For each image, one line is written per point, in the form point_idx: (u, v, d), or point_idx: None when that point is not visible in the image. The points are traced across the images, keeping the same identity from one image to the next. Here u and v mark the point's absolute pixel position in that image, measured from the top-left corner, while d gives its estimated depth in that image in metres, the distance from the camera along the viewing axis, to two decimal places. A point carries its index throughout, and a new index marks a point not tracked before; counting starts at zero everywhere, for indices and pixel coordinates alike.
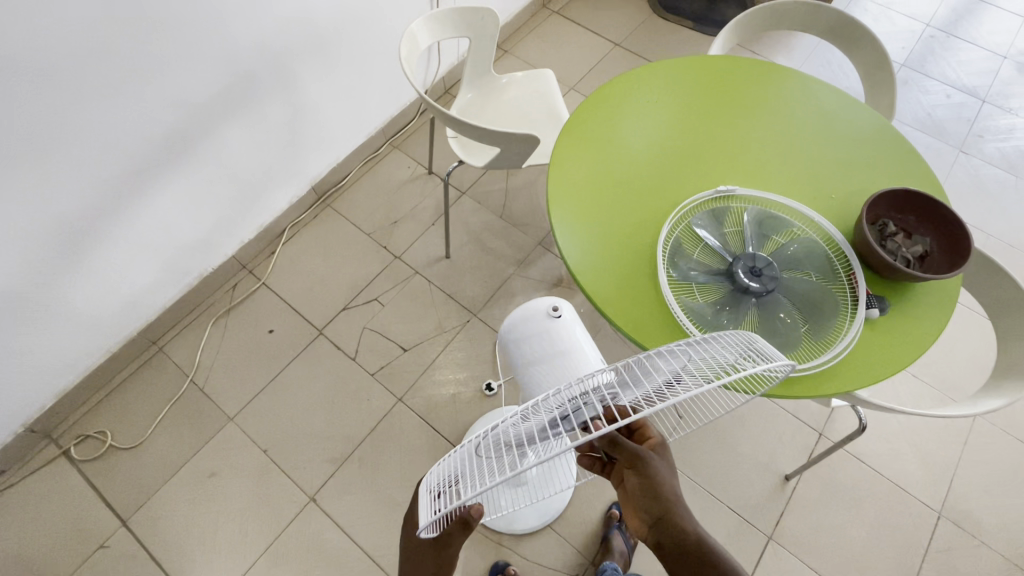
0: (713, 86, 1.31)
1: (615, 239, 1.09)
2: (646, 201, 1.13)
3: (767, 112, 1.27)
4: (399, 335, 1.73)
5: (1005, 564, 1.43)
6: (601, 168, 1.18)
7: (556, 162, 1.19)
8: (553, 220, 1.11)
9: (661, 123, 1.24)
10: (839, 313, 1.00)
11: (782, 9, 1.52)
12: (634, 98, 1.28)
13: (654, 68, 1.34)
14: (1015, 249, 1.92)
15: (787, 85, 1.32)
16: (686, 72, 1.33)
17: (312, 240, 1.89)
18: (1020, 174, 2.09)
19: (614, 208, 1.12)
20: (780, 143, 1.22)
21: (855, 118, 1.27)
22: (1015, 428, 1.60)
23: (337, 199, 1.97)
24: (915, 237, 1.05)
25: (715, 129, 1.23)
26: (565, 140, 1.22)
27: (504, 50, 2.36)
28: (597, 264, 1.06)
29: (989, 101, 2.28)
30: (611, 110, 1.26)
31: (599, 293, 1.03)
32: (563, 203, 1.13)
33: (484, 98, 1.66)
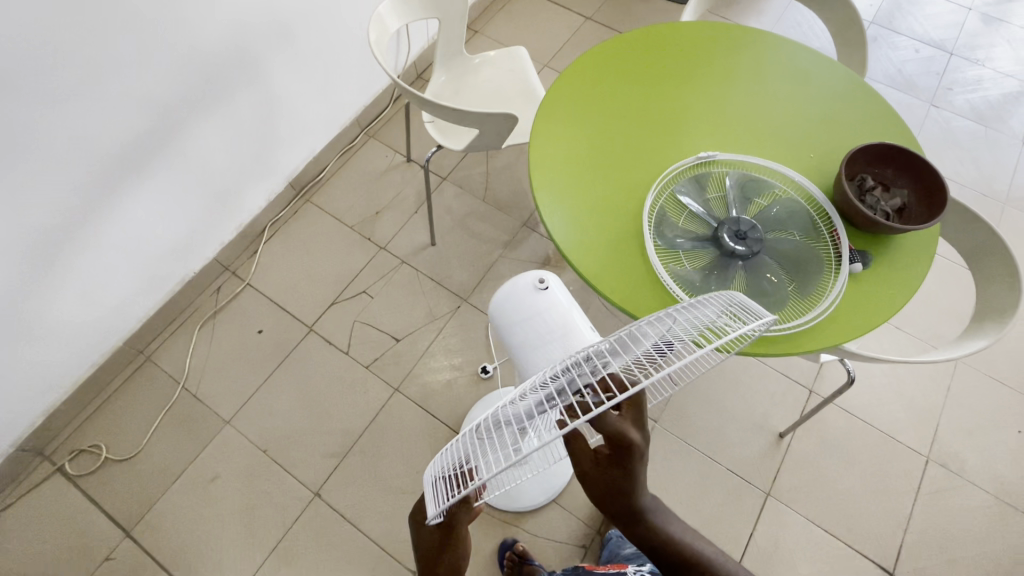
0: (686, 52, 1.30)
1: (598, 209, 1.09)
2: (627, 170, 1.14)
3: (739, 75, 1.27)
4: (390, 326, 1.72)
5: (990, 501, 1.49)
6: (580, 140, 1.17)
7: (534, 137, 1.18)
8: (537, 195, 1.11)
9: (639, 94, 1.24)
10: (824, 270, 1.02)
11: None
12: (607, 69, 1.27)
13: (627, 37, 1.33)
14: (988, 198, 1.96)
15: (761, 46, 1.32)
16: (659, 40, 1.32)
17: (294, 236, 1.86)
18: (989, 123, 2.13)
19: (596, 178, 1.13)
20: (759, 105, 1.23)
21: (829, 74, 1.28)
22: (994, 369, 1.66)
23: (316, 194, 1.94)
24: (892, 190, 1.07)
25: (690, 95, 1.24)
26: (543, 114, 1.21)
27: (475, 31, 2.32)
28: (584, 236, 1.07)
29: (957, 53, 2.30)
30: (585, 82, 1.25)
31: (586, 262, 1.04)
32: (544, 178, 1.13)
33: (457, 80, 1.63)
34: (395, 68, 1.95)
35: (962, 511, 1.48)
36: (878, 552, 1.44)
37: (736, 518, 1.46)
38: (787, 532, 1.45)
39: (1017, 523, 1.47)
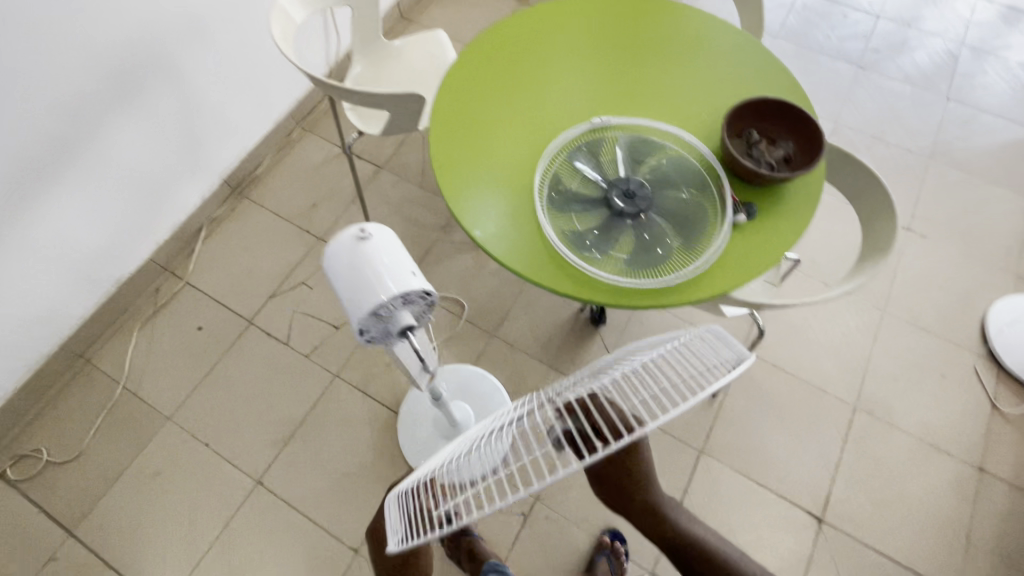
0: (587, 21, 1.33)
1: (493, 175, 1.12)
2: (522, 135, 1.16)
3: (636, 41, 1.30)
4: (329, 314, 1.74)
5: (916, 444, 1.54)
6: (477, 110, 1.20)
7: (434, 108, 1.20)
8: (434, 164, 1.14)
9: (576, 80, 1.23)
10: (708, 223, 1.06)
11: None
12: (542, 55, 1.27)
13: (572, 25, 1.32)
14: (915, 154, 2.00)
15: (698, 29, 1.32)
16: (561, 11, 1.35)
17: (232, 234, 1.88)
18: (916, 83, 2.18)
19: (492, 144, 1.15)
20: (690, 88, 1.23)
21: (758, 55, 1.28)
22: (918, 318, 1.71)
23: (253, 190, 1.95)
24: (777, 143, 1.11)
25: (627, 80, 1.24)
26: (444, 88, 1.23)
27: (409, 20, 2.32)
28: (478, 199, 1.09)
29: (884, 16, 2.35)
30: (485, 55, 1.28)
31: (479, 224, 1.07)
32: (442, 147, 1.16)
33: (377, 68, 1.64)
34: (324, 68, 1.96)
35: (889, 455, 1.53)
36: (807, 499, 1.48)
37: (670, 476, 1.51)
38: (719, 487, 1.49)
39: (940, 462, 1.52)
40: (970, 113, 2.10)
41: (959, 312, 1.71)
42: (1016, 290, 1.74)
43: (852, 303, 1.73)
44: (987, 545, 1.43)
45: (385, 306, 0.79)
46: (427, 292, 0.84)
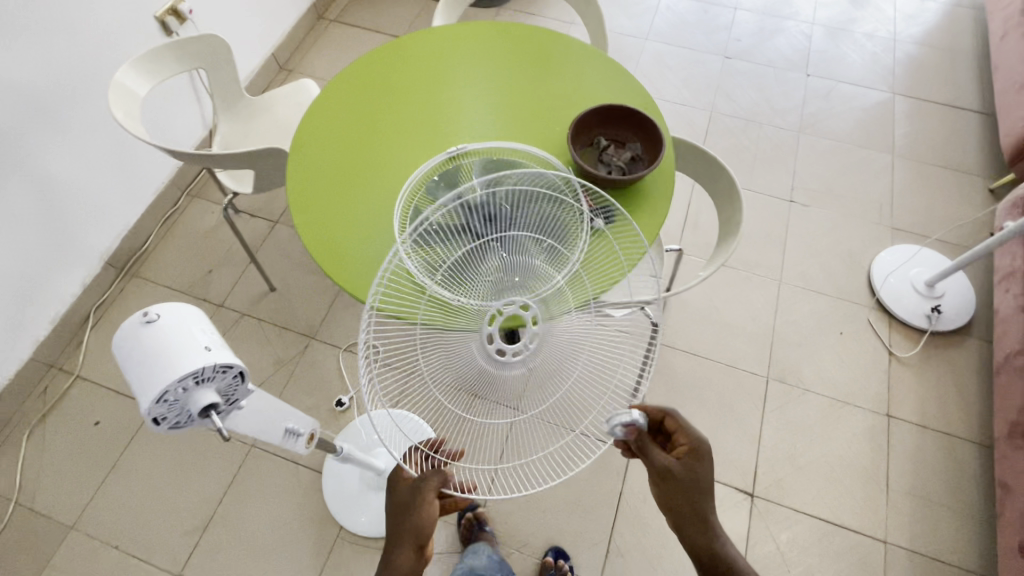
0: (450, 53, 1.36)
1: (348, 215, 1.15)
2: (375, 173, 1.19)
3: (498, 70, 1.33)
4: None
5: (828, 403, 1.61)
6: (335, 148, 1.23)
7: (293, 148, 1.24)
8: (291, 203, 1.17)
9: (453, 127, 1.25)
10: (569, 238, 1.05)
11: None
12: (414, 106, 1.28)
13: (449, 70, 1.34)
14: (788, 130, 2.13)
15: (567, 60, 1.35)
16: (421, 53, 1.37)
17: (124, 316, 1.78)
18: (779, 64, 2.33)
19: (346, 183, 1.18)
20: (561, 118, 1.26)
21: (620, 78, 1.33)
22: (811, 283, 1.80)
23: (143, 266, 1.86)
24: (626, 145, 1.16)
25: (502, 119, 1.26)
26: (305, 126, 1.27)
27: (289, 71, 2.30)
28: (331, 239, 1.12)
29: (742, 7, 2.51)
30: (347, 93, 1.31)
31: (335, 266, 1.10)
32: (297, 187, 1.19)
33: (244, 126, 1.62)
34: (180, 138, 1.87)
35: (805, 419, 1.59)
36: (736, 476, 1.51)
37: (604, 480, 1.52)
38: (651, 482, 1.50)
39: (852, 416, 1.59)
40: (830, 85, 2.25)
41: (847, 270, 1.82)
42: (893, 241, 1.87)
43: (751, 278, 1.80)
44: (905, 487, 1.50)
45: (168, 395, 0.57)
46: (238, 368, 0.61)
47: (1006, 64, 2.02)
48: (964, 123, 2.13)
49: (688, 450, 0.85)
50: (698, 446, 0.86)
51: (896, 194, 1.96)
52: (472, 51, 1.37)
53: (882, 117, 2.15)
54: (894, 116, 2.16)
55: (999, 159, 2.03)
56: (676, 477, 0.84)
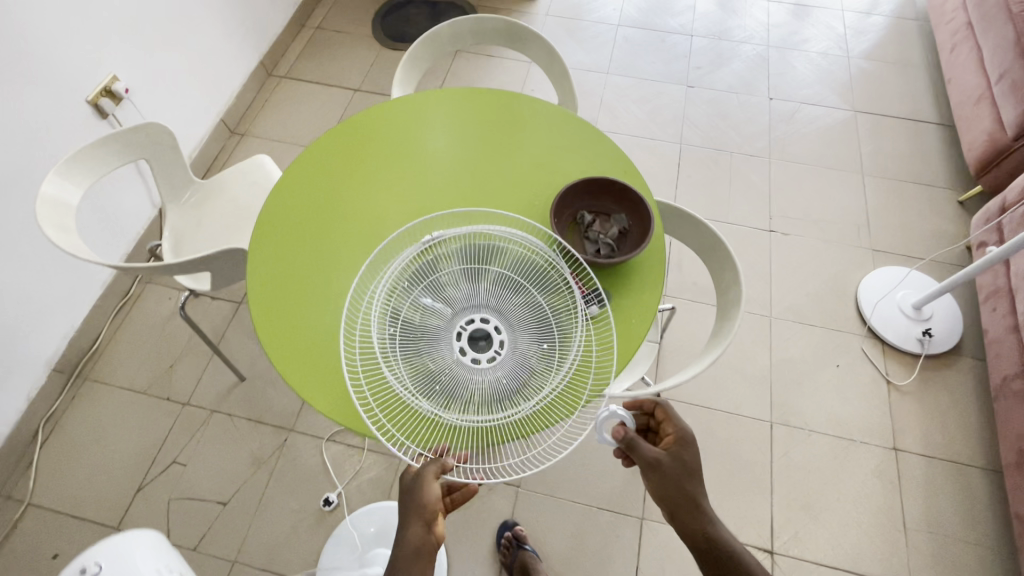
0: (417, 126, 1.28)
1: (320, 320, 1.04)
2: (346, 269, 1.10)
3: (470, 142, 1.26)
4: (213, 491, 1.52)
5: (834, 443, 1.57)
6: (300, 241, 1.13)
7: (254, 241, 1.12)
8: (255, 309, 1.05)
9: (417, 205, 1.17)
10: (563, 335, 0.97)
11: (483, 24, 1.42)
12: (374, 184, 1.20)
13: (408, 140, 1.26)
14: (759, 156, 2.12)
15: (533, 121, 1.29)
16: (378, 124, 1.28)
17: (78, 426, 1.61)
18: (742, 88, 2.32)
19: (317, 283, 1.08)
20: (532, 186, 1.19)
21: (591, 137, 1.26)
22: (803, 316, 1.77)
23: (95, 367, 1.69)
24: (611, 218, 1.09)
25: (469, 192, 1.19)
26: (265, 214, 1.16)
27: (241, 134, 2.17)
28: (303, 350, 1.02)
29: (698, 33, 2.51)
30: (311, 177, 1.21)
31: (299, 374, 1.00)
32: (261, 288, 1.07)
33: (195, 210, 1.48)
34: (113, 237, 1.69)
35: (814, 462, 1.55)
36: (753, 534, 1.46)
37: (618, 555, 1.44)
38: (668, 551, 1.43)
39: (861, 454, 1.55)
40: (793, 107, 2.26)
41: (835, 298, 1.80)
42: (876, 264, 1.86)
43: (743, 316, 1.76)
44: (923, 524, 1.47)
45: None
46: None
47: (959, 77, 2.06)
48: (926, 136, 2.16)
49: (674, 440, 0.95)
50: (684, 435, 0.95)
51: (872, 214, 1.97)
52: (431, 116, 1.29)
53: (847, 136, 2.17)
54: (858, 134, 2.17)
55: (963, 170, 2.06)
56: (667, 466, 0.92)
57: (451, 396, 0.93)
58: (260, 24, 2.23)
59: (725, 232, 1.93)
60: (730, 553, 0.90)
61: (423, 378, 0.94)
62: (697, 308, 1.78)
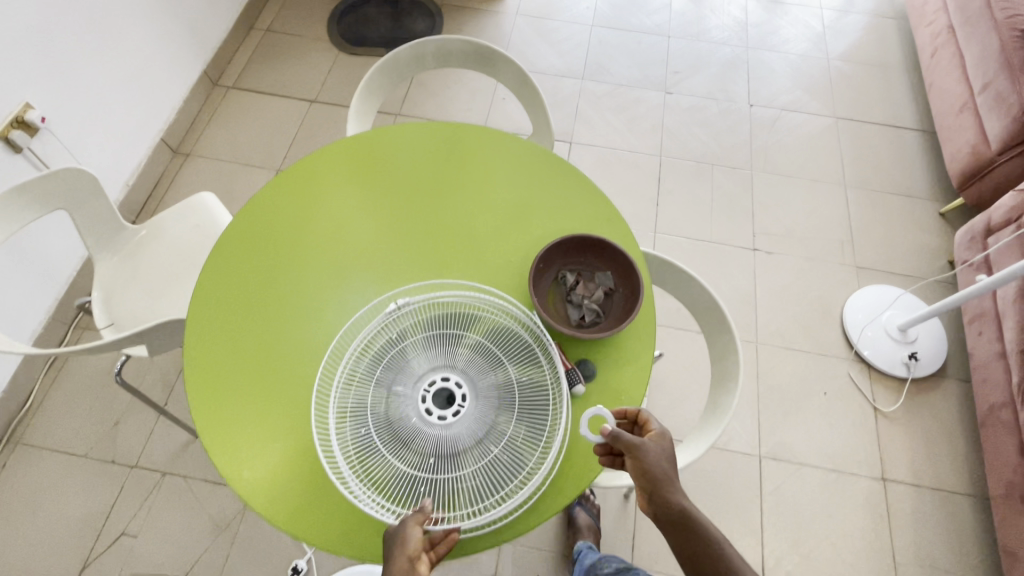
0: (369, 177, 1.14)
1: (270, 419, 0.91)
2: (298, 358, 0.96)
3: (429, 194, 1.13)
4: (169, 564, 1.40)
5: (823, 475, 1.53)
6: (243, 329, 0.98)
7: (189, 337, 0.97)
8: (195, 415, 0.92)
9: (376, 261, 1.05)
10: (546, 414, 0.86)
11: (447, 47, 1.28)
12: (327, 237, 1.07)
13: (365, 183, 1.13)
14: (740, 169, 2.04)
15: (504, 160, 1.17)
16: (332, 166, 1.15)
17: (11, 499, 1.45)
18: (722, 94, 2.23)
19: (266, 379, 0.94)
20: (504, 238, 1.08)
21: (569, 177, 1.15)
22: (789, 341, 1.72)
23: (27, 429, 1.53)
24: (596, 278, 0.98)
25: (434, 245, 1.07)
26: (200, 301, 1.01)
27: (185, 154, 1.97)
28: (254, 463, 0.88)
29: (674, 34, 2.39)
30: (250, 246, 1.06)
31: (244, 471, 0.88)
32: (200, 394, 0.93)
33: (129, 261, 1.32)
34: (44, 280, 1.51)
35: (804, 497, 1.51)
36: None
37: None
38: None
39: (850, 487, 1.52)
40: (774, 114, 2.18)
41: (821, 321, 1.75)
42: (860, 282, 1.82)
43: None
44: (912, 557, 1.45)
45: None
46: None
47: (939, 83, 2.01)
48: (906, 143, 2.11)
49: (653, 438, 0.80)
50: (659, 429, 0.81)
51: (855, 229, 1.92)
52: (392, 155, 1.17)
53: (828, 145, 2.10)
54: (839, 142, 2.11)
55: (944, 180, 2.02)
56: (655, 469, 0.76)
57: (423, 461, 0.82)
58: (201, 31, 2.02)
59: (708, 253, 1.86)
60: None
61: (398, 470, 0.82)
62: (681, 336, 1.72)
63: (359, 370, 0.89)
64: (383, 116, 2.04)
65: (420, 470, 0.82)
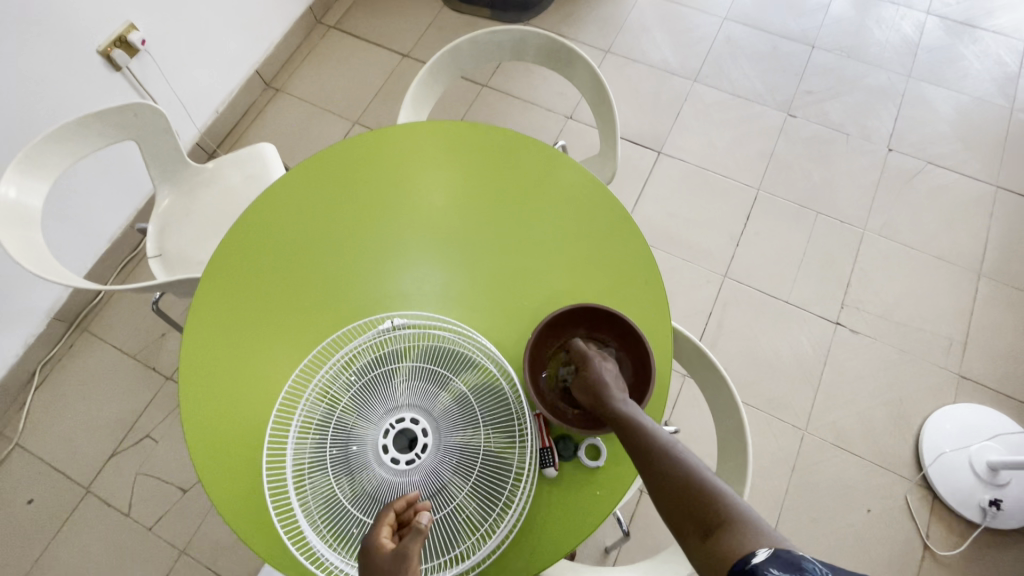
0: (408, 168, 1.07)
1: (245, 402, 0.91)
2: (285, 349, 0.94)
3: (465, 208, 1.04)
4: (177, 475, 1.54)
5: None
6: (247, 302, 0.97)
7: (198, 293, 0.98)
8: (181, 377, 0.93)
9: (388, 262, 1.00)
10: (504, 489, 0.80)
11: (525, 39, 1.15)
12: (349, 224, 1.03)
13: (401, 173, 1.07)
14: (850, 224, 1.74)
15: (550, 181, 1.06)
16: (375, 148, 1.09)
17: (69, 379, 1.64)
18: (855, 129, 1.88)
19: (252, 360, 0.93)
20: (525, 271, 0.99)
21: (615, 217, 1.02)
22: (845, 438, 1.49)
23: (94, 320, 1.71)
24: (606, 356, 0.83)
25: (450, 259, 1.00)
26: (220, 258, 1.01)
27: (275, 88, 2.01)
28: (217, 440, 0.89)
29: (820, 45, 2.03)
30: (279, 215, 1.04)
31: (206, 448, 0.88)
32: (191, 353, 0.94)
33: (187, 197, 1.37)
34: (126, 192, 1.64)
35: None
36: None
37: None
38: None
39: None
40: (916, 166, 1.81)
41: (891, 426, 1.49)
42: (958, 394, 1.52)
43: (772, 423, 1.50)
44: None
45: None
46: None
47: None
48: None
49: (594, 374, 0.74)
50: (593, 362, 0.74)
51: (975, 330, 1.58)
52: (436, 150, 1.09)
53: (974, 218, 1.73)
54: (990, 218, 1.73)
55: None
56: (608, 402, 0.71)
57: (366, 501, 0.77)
58: None
59: (780, 313, 1.63)
60: (720, 522, 0.59)
61: (339, 500, 0.78)
62: None
63: (334, 385, 0.86)
64: (468, 85, 1.94)
65: (357, 508, 0.77)
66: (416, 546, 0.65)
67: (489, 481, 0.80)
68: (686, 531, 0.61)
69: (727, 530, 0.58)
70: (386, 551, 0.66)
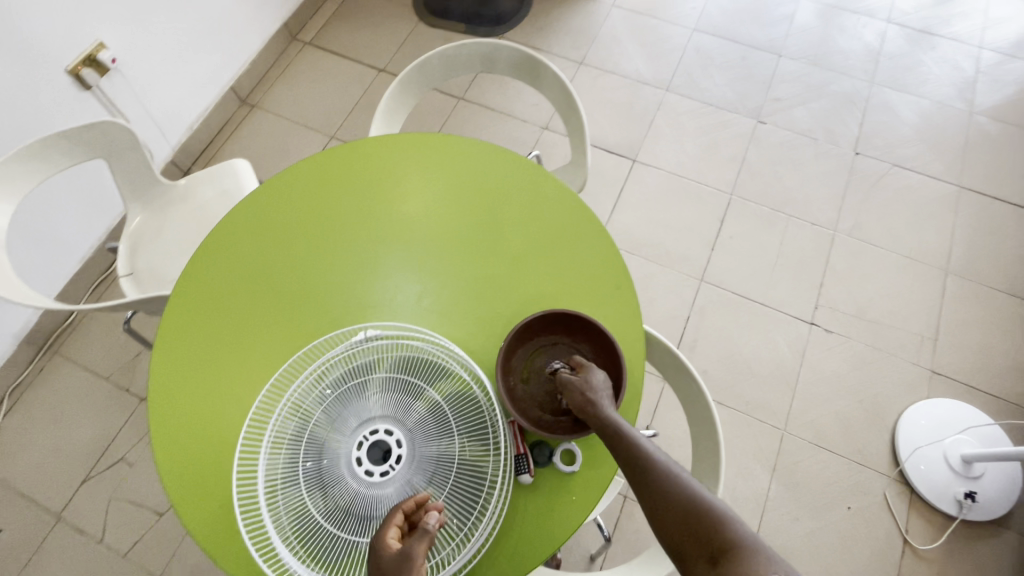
0: (381, 179, 1.08)
1: (216, 418, 0.89)
2: (259, 363, 0.94)
3: (439, 218, 1.04)
4: (153, 498, 1.50)
5: None
6: (218, 317, 0.96)
7: (168, 308, 0.97)
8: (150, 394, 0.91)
9: (361, 274, 1.00)
10: (479, 497, 0.80)
11: (496, 52, 1.17)
12: (322, 236, 1.02)
13: (375, 184, 1.07)
14: (821, 226, 1.78)
15: (522, 189, 1.07)
16: (348, 160, 1.09)
17: (40, 403, 1.60)
18: (823, 134, 1.93)
19: (224, 375, 0.92)
20: (499, 279, 0.99)
21: (587, 224, 1.03)
22: (823, 437, 1.50)
23: (66, 342, 1.67)
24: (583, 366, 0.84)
25: (424, 269, 1.00)
26: (192, 273, 1.00)
27: (251, 105, 2.01)
28: (188, 457, 0.87)
29: (786, 54, 2.09)
30: (252, 229, 1.03)
31: (176, 466, 0.87)
32: (161, 370, 0.93)
33: (159, 214, 1.36)
34: (98, 210, 1.62)
35: None
36: None
37: None
38: None
39: None
40: (882, 168, 1.87)
41: (868, 423, 1.52)
42: (930, 389, 1.55)
43: (752, 423, 1.52)
44: None
45: None
46: None
47: None
48: None
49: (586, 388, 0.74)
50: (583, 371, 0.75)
51: (944, 326, 1.62)
52: (409, 161, 1.09)
53: (939, 218, 1.78)
54: (954, 218, 1.78)
55: None
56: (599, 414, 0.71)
57: (340, 515, 0.76)
58: None
59: (756, 315, 1.65)
60: (724, 545, 0.60)
61: (312, 515, 0.77)
62: None
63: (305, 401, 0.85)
64: (444, 98, 1.96)
65: (330, 522, 0.76)
66: (421, 546, 0.65)
67: (465, 490, 0.80)
68: (693, 559, 0.61)
69: (733, 555, 0.59)
70: (392, 550, 0.66)
